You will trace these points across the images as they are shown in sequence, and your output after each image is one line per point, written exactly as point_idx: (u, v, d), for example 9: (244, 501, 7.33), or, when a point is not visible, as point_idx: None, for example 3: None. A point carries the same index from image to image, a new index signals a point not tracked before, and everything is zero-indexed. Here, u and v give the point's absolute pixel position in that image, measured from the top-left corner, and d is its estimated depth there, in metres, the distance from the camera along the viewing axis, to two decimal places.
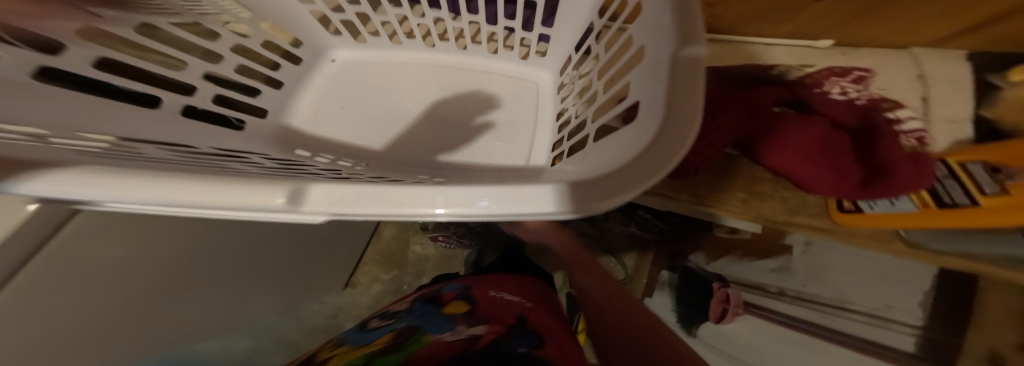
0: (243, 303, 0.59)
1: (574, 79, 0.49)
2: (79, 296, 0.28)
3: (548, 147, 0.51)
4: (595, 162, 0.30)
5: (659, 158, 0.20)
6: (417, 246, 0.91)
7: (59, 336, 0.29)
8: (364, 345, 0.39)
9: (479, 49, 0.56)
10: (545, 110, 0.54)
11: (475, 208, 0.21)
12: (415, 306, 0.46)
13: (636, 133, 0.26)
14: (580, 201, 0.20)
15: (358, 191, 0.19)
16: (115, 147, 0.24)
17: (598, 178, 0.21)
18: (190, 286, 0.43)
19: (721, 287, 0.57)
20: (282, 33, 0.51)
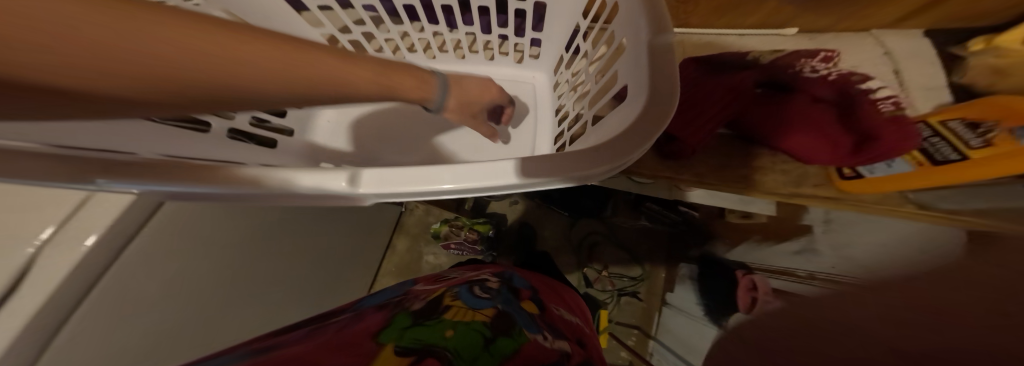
0: (295, 304, 0.66)
1: (568, 77, 0.53)
2: (142, 305, 0.34)
3: (551, 141, 0.55)
4: (597, 140, 0.37)
5: (648, 124, 0.27)
6: (430, 256, 0.95)
7: (140, 339, 0.36)
8: (477, 310, 0.48)
9: (477, 57, 0.59)
10: (544, 108, 0.58)
11: (490, 180, 0.26)
12: (507, 290, 0.54)
13: (629, 107, 0.33)
14: (582, 164, 0.26)
15: (398, 172, 0.26)
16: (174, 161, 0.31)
17: (599, 147, 0.27)
18: (240, 294, 0.51)
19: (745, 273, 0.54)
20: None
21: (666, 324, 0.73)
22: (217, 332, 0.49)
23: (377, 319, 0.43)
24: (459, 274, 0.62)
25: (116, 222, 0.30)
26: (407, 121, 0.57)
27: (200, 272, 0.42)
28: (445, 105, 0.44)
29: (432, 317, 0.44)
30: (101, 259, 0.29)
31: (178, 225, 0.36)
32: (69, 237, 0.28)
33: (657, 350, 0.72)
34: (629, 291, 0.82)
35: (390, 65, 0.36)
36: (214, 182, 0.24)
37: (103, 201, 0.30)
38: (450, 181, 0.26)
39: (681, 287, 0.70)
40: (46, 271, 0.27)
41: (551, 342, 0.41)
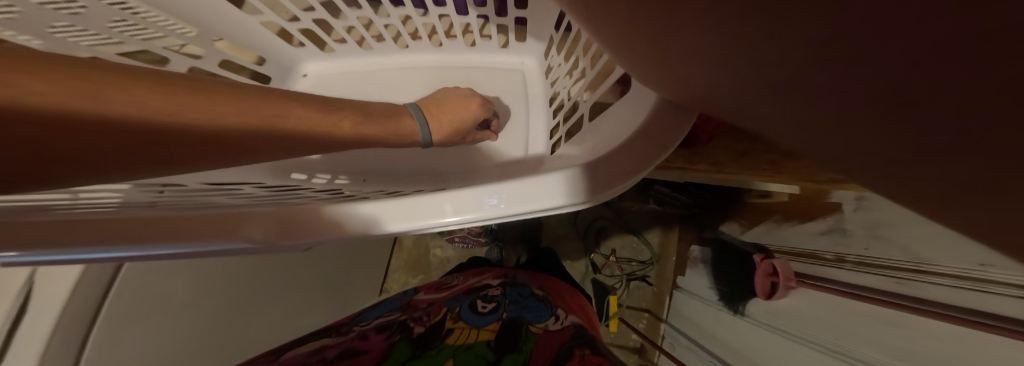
0: (306, 315, 0.67)
1: (561, 61, 0.48)
2: (145, 320, 0.36)
3: (546, 134, 0.51)
4: (588, 141, 0.37)
5: (654, 134, 0.27)
6: (435, 250, 0.91)
7: (167, 347, 0.40)
8: (481, 329, 0.48)
9: (455, 44, 0.54)
10: (536, 97, 0.53)
11: (485, 208, 0.28)
12: (514, 292, 0.55)
13: (630, 102, 0.31)
14: (587, 186, 0.27)
15: (402, 206, 0.29)
16: (125, 202, 0.29)
17: (599, 164, 0.27)
18: (252, 303, 0.53)
19: (764, 258, 0.46)
20: (242, 52, 0.50)
21: (677, 307, 0.69)
22: (240, 350, 0.54)
23: (379, 348, 0.43)
24: (461, 282, 0.61)
25: (76, 291, 0.30)
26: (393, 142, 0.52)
27: (196, 319, 0.43)
28: (430, 139, 0.42)
29: (432, 346, 0.44)
30: (77, 332, 0.30)
31: (154, 286, 0.36)
32: (37, 310, 0.29)
33: (668, 334, 0.68)
34: (637, 276, 0.79)
35: (335, 115, 0.32)
36: (180, 242, 0.25)
37: (56, 272, 0.30)
38: (452, 213, 0.28)
39: (692, 270, 0.65)
40: (25, 345, 0.29)
41: (562, 321, 0.49)
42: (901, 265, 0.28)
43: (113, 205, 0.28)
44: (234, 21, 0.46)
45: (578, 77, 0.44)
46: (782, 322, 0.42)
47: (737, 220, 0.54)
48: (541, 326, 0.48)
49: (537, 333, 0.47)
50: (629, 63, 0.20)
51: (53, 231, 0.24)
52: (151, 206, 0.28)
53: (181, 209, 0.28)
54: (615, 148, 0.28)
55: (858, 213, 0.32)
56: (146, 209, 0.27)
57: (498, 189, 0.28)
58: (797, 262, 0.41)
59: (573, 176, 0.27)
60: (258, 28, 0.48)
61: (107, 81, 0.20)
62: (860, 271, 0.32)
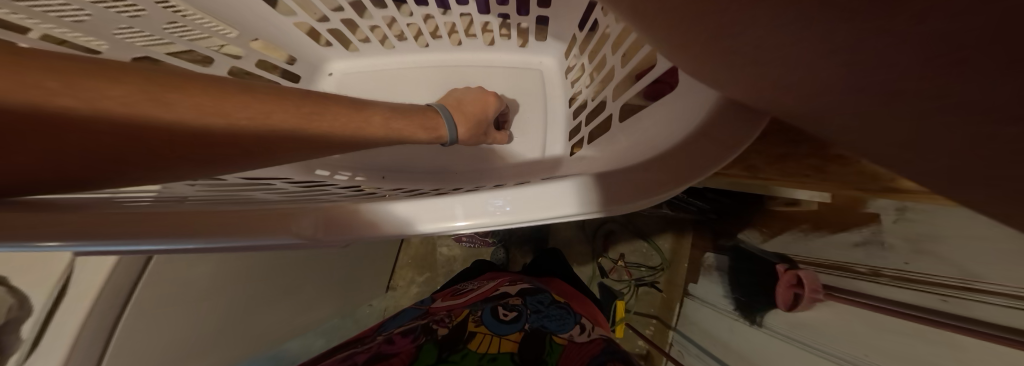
0: (313, 310, 0.68)
1: (584, 60, 0.47)
2: (171, 308, 0.37)
3: (565, 136, 0.50)
4: (613, 149, 0.36)
5: (688, 139, 0.25)
6: (444, 248, 0.92)
7: (187, 333, 0.41)
8: (503, 337, 0.48)
9: (476, 43, 0.54)
10: (554, 97, 0.53)
11: (495, 214, 0.28)
12: (534, 300, 0.54)
13: (672, 109, 0.30)
14: (604, 190, 0.26)
15: (434, 204, 0.29)
16: (158, 195, 0.30)
17: (646, 166, 0.26)
18: (266, 295, 0.54)
19: (788, 269, 0.44)
20: (275, 52, 0.51)
21: (686, 315, 0.67)
22: (251, 341, 0.55)
23: (407, 350, 0.45)
24: (477, 285, 0.60)
25: (108, 284, 0.31)
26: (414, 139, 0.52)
27: (214, 308, 0.44)
28: (456, 135, 0.42)
29: (457, 350, 0.47)
30: (104, 323, 0.31)
31: (177, 281, 0.37)
32: (71, 300, 0.30)
33: (676, 341, 0.67)
34: (646, 281, 0.77)
35: (366, 111, 0.32)
36: (206, 236, 0.25)
37: (93, 260, 0.31)
38: (464, 217, 0.28)
39: (705, 277, 0.63)
40: (61, 326, 0.30)
41: (590, 332, 0.48)
42: (946, 282, 0.26)
43: (147, 198, 0.29)
44: (269, 20, 0.47)
45: (602, 77, 0.43)
46: (805, 334, 0.40)
47: (759, 228, 0.51)
48: (567, 336, 0.48)
49: (563, 344, 0.47)
50: (676, 54, 0.19)
51: (85, 222, 0.24)
52: (182, 199, 0.30)
53: (206, 204, 0.29)
54: (651, 154, 0.27)
55: (898, 224, 0.29)
56: (179, 203, 0.28)
57: (504, 193, 0.28)
58: (822, 273, 0.39)
59: (585, 184, 0.27)
60: (291, 28, 0.50)
61: (154, 67, 0.20)
62: (896, 286, 0.31)
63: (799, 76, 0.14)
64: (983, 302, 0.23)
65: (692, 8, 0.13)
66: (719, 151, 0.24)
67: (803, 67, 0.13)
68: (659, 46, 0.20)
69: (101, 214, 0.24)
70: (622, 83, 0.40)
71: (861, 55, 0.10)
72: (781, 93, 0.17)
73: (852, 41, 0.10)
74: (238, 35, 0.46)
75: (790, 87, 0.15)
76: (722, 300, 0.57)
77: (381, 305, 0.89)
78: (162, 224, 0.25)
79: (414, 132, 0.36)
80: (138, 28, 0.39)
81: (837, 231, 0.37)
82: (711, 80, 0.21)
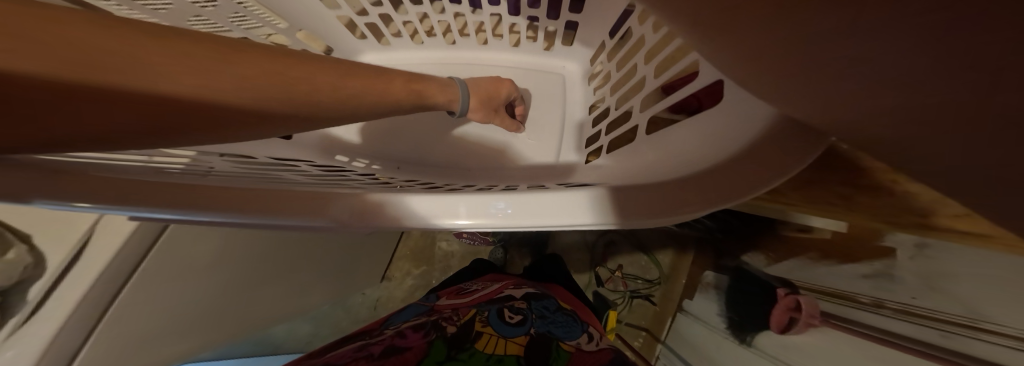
0: (302, 296, 0.67)
1: (612, 68, 0.47)
2: (173, 278, 0.36)
3: (581, 143, 0.50)
4: (644, 159, 0.36)
5: (727, 158, 0.25)
6: (443, 242, 0.91)
7: (182, 307, 0.40)
8: (509, 340, 0.48)
9: (501, 43, 0.54)
10: (573, 103, 0.53)
11: (493, 215, 0.28)
12: (540, 306, 0.54)
13: (713, 124, 0.30)
14: (610, 201, 0.26)
15: (463, 199, 0.28)
16: (188, 164, 0.29)
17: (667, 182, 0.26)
18: (264, 277, 0.53)
19: (788, 293, 0.45)
20: (315, 42, 0.51)
21: (677, 329, 0.68)
22: (233, 324, 0.53)
23: (419, 345, 0.45)
24: (481, 286, 0.61)
25: (122, 249, 0.30)
26: (432, 131, 0.52)
27: (214, 284, 0.43)
28: (467, 107, 0.45)
29: (465, 348, 0.46)
30: (104, 296, 0.30)
31: (184, 252, 0.36)
32: (84, 261, 0.29)
33: (664, 355, 0.69)
34: (642, 294, 0.78)
35: (389, 93, 0.32)
36: (216, 212, 0.24)
37: (111, 223, 0.30)
38: (467, 216, 0.28)
39: (702, 295, 0.63)
40: (67, 289, 0.29)
41: (597, 342, 0.48)
42: (952, 320, 0.26)
43: (179, 166, 0.29)
44: (310, 9, 0.46)
45: (629, 87, 0.43)
46: (795, 356, 0.41)
47: (764, 253, 0.52)
48: (573, 344, 0.47)
49: (569, 352, 0.46)
50: (736, 68, 0.20)
51: (113, 186, 0.23)
52: (206, 171, 0.29)
53: (245, 179, 0.28)
54: (679, 173, 0.27)
55: (914, 261, 0.30)
56: (203, 176, 0.27)
57: (510, 196, 0.28)
58: (824, 301, 0.40)
59: (598, 196, 0.27)
60: (332, 21, 0.49)
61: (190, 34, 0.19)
62: (899, 318, 0.31)
63: (873, 103, 0.14)
64: (984, 341, 0.23)
65: (778, 26, 0.13)
66: (766, 174, 0.23)
67: (882, 94, 0.13)
68: (715, 58, 0.20)
69: (116, 180, 0.24)
70: (651, 95, 0.40)
71: (959, 80, 0.10)
72: (854, 108, 0.16)
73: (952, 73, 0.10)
74: (287, 27, 0.46)
75: (859, 110, 0.15)
76: (716, 319, 0.58)
77: (374, 295, 0.89)
78: (181, 196, 0.24)
79: (424, 88, 0.37)
80: (207, 18, 0.40)
81: (846, 262, 0.38)
82: (767, 95, 0.21)
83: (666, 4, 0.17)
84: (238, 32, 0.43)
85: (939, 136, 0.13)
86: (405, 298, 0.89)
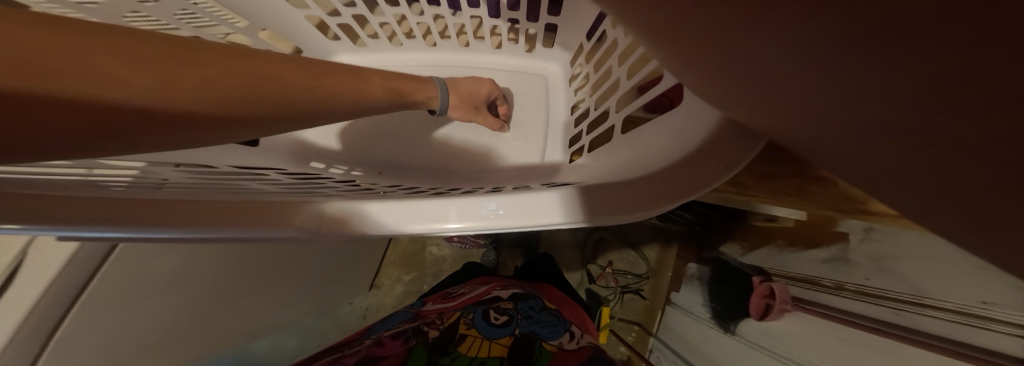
0: (285, 307, 0.65)
1: (589, 70, 0.49)
2: (131, 294, 0.35)
3: (564, 143, 0.51)
4: (617, 158, 0.38)
5: (689, 157, 0.27)
6: (433, 247, 0.91)
7: (146, 323, 0.39)
8: (494, 342, 0.50)
9: (482, 45, 0.55)
10: (556, 103, 0.54)
11: (483, 218, 0.28)
12: (526, 306, 0.55)
13: (677, 122, 0.32)
14: (587, 201, 0.28)
15: (444, 204, 0.29)
16: (138, 178, 0.28)
17: (631, 182, 0.28)
18: (240, 289, 0.52)
19: (762, 281, 0.47)
20: (281, 42, 0.51)
21: (666, 322, 0.70)
22: (211, 339, 0.52)
23: (397, 353, 0.46)
24: (468, 289, 0.61)
25: (63, 272, 0.29)
26: (415, 135, 0.52)
27: (181, 299, 0.42)
28: (448, 104, 0.45)
29: (448, 352, 0.47)
30: (49, 318, 0.29)
31: (141, 269, 0.35)
32: (22, 286, 0.28)
33: (656, 348, 0.70)
34: (631, 289, 0.80)
35: (368, 97, 0.32)
36: (180, 226, 0.25)
37: (55, 245, 0.29)
38: (457, 220, 0.28)
39: (687, 287, 0.65)
40: (3, 314, 0.27)
41: (578, 340, 0.50)
42: (900, 297, 0.29)
43: (126, 184, 0.27)
44: (279, 11, 0.46)
45: (606, 87, 0.45)
46: (773, 342, 0.43)
47: (738, 242, 0.54)
48: (556, 344, 0.49)
49: (552, 352, 0.48)
50: (684, 71, 0.21)
51: (61, 203, 0.23)
52: (159, 184, 0.28)
53: (206, 192, 0.28)
54: (643, 172, 0.29)
55: (864, 243, 0.32)
56: (156, 190, 0.27)
57: (498, 198, 0.29)
58: (793, 286, 0.43)
59: (567, 197, 0.28)
60: (303, 22, 0.48)
61: (157, 37, 0.19)
62: (857, 299, 0.34)
63: (804, 103, 0.15)
64: (932, 317, 0.26)
65: (715, 30, 0.14)
66: (722, 169, 0.26)
67: (806, 94, 0.14)
68: (668, 62, 0.22)
69: (70, 197, 0.23)
70: (627, 95, 0.42)
71: (863, 83, 0.11)
72: (780, 108, 0.18)
73: (861, 77, 0.11)
74: (248, 26, 0.46)
75: (795, 109, 0.17)
76: (700, 310, 0.60)
77: (363, 304, 0.87)
78: (146, 211, 0.24)
79: (398, 87, 0.37)
80: (150, 15, 0.39)
81: (809, 248, 0.40)
82: (715, 97, 0.22)
83: (629, 7, 0.18)
84: (187, 30, 0.42)
85: (860, 131, 0.14)
86: (396, 305, 0.89)
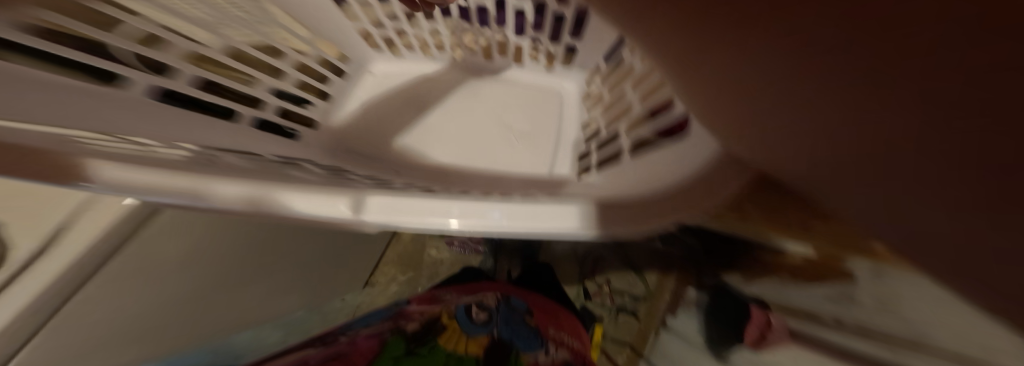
0: (277, 299, 0.66)
1: (603, 90, 0.53)
2: (118, 266, 0.39)
3: (572, 158, 0.53)
4: (620, 178, 0.41)
5: (689, 193, 0.31)
6: (433, 249, 0.92)
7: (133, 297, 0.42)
8: (472, 338, 0.54)
9: (506, 61, 0.59)
10: (569, 120, 0.57)
11: (494, 221, 0.31)
12: (508, 309, 0.58)
13: (682, 155, 0.35)
14: (602, 216, 0.31)
15: (445, 203, 0.31)
16: (195, 152, 0.30)
17: (638, 207, 0.32)
18: (230, 275, 0.55)
19: (762, 311, 0.47)
20: (331, 48, 0.55)
21: (661, 349, 0.66)
22: (196, 325, 0.53)
23: (370, 346, 0.49)
24: (453, 297, 0.60)
25: None
26: (426, 134, 0.53)
27: (172, 276, 0.45)
28: None
29: (426, 343, 0.53)
30: None
31: None
32: None
33: None
34: (626, 309, 0.76)
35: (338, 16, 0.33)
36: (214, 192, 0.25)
37: None
38: (459, 217, 0.30)
39: (684, 312, 0.62)
40: None
41: (553, 353, 0.52)
42: (899, 336, 0.31)
43: (186, 154, 0.30)
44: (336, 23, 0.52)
45: (618, 111, 0.50)
46: None
47: (741, 272, 0.54)
48: (532, 356, 0.51)
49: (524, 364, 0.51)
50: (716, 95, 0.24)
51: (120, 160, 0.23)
52: (205, 158, 0.29)
53: (252, 173, 0.28)
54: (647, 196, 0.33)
55: (868, 285, 0.34)
56: (213, 165, 0.27)
57: (514, 203, 0.32)
58: (791, 317, 0.44)
59: (587, 207, 0.32)
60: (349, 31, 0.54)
61: None
62: (854, 337, 0.35)
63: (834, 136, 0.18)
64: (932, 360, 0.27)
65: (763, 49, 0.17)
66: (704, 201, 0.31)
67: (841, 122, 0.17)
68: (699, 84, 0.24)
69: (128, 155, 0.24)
70: (639, 118, 0.46)
71: (909, 122, 0.13)
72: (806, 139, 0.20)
73: (908, 117, 0.13)
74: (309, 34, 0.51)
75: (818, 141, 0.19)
76: (698, 338, 0.57)
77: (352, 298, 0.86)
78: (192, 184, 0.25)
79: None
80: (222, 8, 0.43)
81: (810, 282, 0.41)
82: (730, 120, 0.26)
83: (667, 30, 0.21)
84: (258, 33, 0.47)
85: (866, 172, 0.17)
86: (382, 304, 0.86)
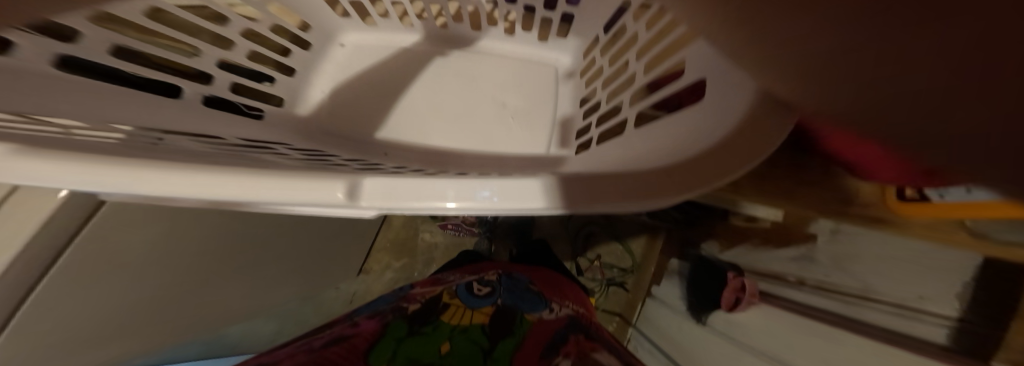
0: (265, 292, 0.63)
1: (603, 63, 0.50)
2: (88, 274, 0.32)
3: (571, 136, 0.53)
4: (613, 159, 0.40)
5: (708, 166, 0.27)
6: (426, 234, 0.89)
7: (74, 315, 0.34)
8: (475, 310, 0.51)
9: (497, 31, 0.55)
10: (563, 97, 0.56)
11: (478, 199, 0.28)
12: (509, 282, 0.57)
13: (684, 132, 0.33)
14: (574, 196, 0.28)
15: (415, 186, 0.28)
16: (125, 141, 0.28)
17: (627, 188, 0.28)
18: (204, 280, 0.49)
19: (738, 276, 0.51)
20: (289, 15, 0.49)
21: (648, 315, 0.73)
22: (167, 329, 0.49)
23: (371, 329, 0.45)
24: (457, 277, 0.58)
25: None
26: (425, 116, 0.52)
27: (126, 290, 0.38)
28: None
29: (428, 322, 0.48)
30: None
31: None
32: None
33: (635, 338, 0.75)
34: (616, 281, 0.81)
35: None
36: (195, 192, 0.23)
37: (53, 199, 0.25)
38: (454, 199, 0.28)
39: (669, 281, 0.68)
40: None
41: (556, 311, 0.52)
42: None
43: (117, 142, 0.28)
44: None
45: (618, 85, 0.47)
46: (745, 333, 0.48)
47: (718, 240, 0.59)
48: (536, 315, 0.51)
49: (531, 322, 0.49)
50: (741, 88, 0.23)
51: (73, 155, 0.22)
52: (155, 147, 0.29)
53: (193, 159, 0.28)
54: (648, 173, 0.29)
55: None
56: (158, 149, 0.27)
57: (489, 186, 0.28)
58: (765, 281, 0.48)
59: (551, 187, 0.29)
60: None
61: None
62: (818, 295, 0.41)
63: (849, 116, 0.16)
64: None
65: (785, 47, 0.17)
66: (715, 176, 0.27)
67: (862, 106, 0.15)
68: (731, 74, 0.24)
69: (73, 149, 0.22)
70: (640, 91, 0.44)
71: None
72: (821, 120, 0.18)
73: None
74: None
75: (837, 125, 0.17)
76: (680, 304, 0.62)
77: (349, 289, 0.86)
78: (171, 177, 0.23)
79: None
80: None
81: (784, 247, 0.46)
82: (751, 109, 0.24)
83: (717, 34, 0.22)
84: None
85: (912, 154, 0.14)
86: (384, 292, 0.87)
